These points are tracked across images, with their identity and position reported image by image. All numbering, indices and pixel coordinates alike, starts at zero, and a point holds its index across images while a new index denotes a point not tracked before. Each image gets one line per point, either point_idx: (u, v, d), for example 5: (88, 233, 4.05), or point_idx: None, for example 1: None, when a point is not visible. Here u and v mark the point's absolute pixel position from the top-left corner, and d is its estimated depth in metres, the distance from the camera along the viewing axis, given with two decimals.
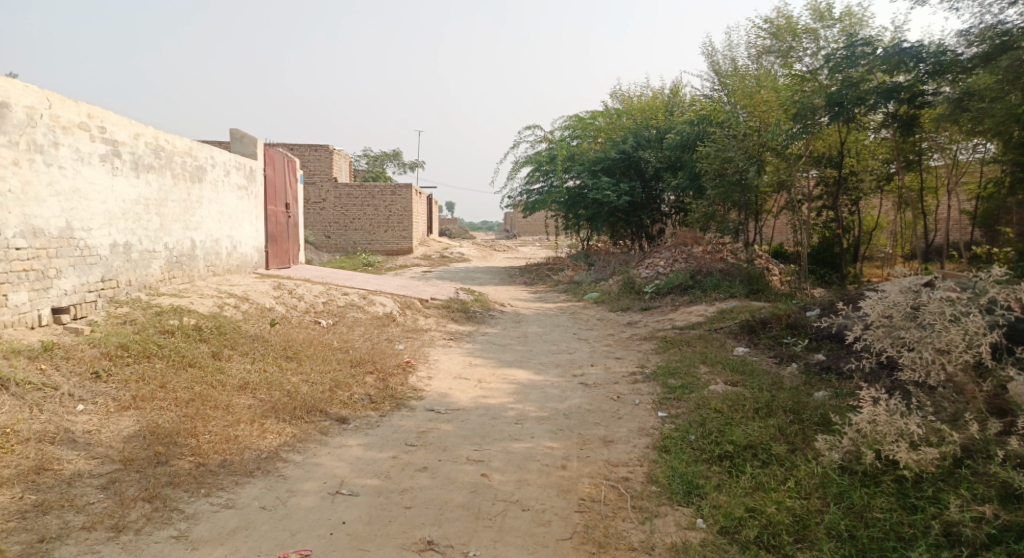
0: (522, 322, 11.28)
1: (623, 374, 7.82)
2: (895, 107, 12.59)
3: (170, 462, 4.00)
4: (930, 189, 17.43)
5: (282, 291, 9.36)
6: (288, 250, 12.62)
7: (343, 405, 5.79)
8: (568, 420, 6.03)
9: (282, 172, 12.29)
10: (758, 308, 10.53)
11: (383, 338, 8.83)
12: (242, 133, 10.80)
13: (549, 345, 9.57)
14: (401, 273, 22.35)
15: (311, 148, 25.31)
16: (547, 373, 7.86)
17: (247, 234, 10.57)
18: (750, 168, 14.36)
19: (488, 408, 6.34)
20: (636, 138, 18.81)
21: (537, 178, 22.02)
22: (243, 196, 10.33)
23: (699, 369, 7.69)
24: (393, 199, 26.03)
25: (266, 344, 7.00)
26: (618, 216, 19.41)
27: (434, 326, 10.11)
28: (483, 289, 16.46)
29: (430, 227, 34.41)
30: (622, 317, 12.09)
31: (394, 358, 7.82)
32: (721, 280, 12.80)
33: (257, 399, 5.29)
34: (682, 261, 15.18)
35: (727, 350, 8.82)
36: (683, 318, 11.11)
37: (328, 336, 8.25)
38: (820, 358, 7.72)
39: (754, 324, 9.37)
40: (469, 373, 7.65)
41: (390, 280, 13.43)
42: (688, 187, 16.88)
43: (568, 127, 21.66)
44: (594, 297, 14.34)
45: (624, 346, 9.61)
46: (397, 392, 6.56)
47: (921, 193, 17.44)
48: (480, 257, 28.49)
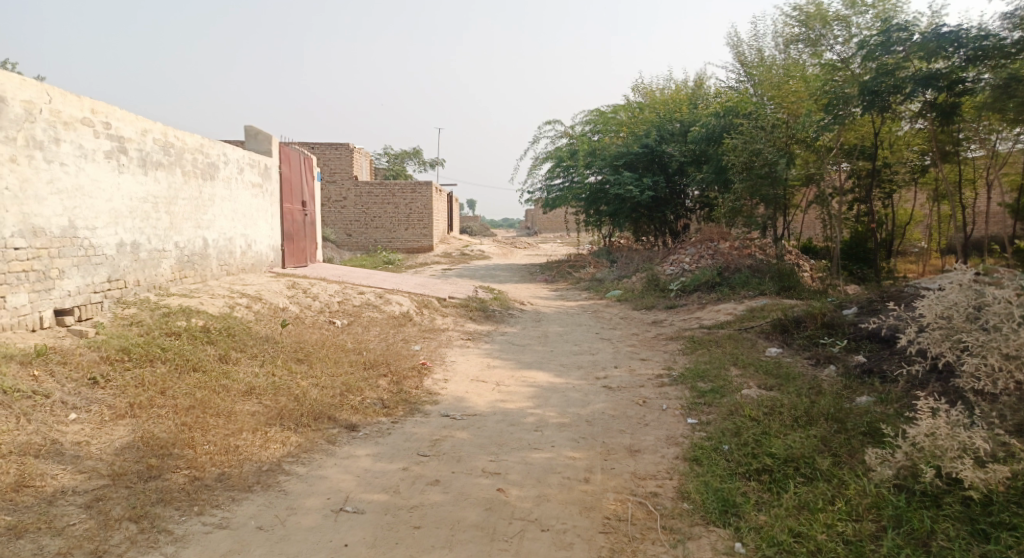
0: (543, 321, 10.95)
1: (649, 376, 7.46)
2: (933, 95, 12.06)
3: (163, 477, 3.74)
4: (967, 181, 16.81)
5: (296, 290, 9.13)
6: (305, 248, 12.41)
7: (353, 410, 5.51)
8: (591, 427, 5.70)
9: (299, 168, 12.07)
10: (789, 306, 10.11)
11: (399, 339, 8.56)
12: (257, 129, 10.58)
13: (570, 345, 9.24)
14: (422, 271, 22.11)
15: (331, 146, 25.16)
16: (569, 376, 7.53)
17: (262, 232, 10.35)
18: (780, 160, 13.87)
19: (506, 413, 6.03)
20: (660, 132, 18.36)
21: (558, 174, 21.65)
22: (258, 193, 10.10)
23: (730, 371, 7.31)
24: (413, 196, 25.81)
25: (278, 345, 6.75)
26: (641, 212, 18.98)
27: (452, 326, 9.83)
28: (503, 287, 16.14)
29: (451, 224, 34.18)
30: (647, 315, 11.72)
31: (410, 359, 7.55)
32: (750, 276, 12.35)
33: (262, 405, 5.03)
34: (709, 257, 14.74)
35: (758, 351, 8.42)
36: (710, 317, 10.70)
37: (343, 338, 7.99)
38: (860, 360, 7.31)
39: (787, 323, 8.96)
40: (488, 376, 7.34)
41: (408, 278, 13.17)
42: (714, 181, 16.41)
43: (590, 121, 21.26)
44: (617, 295, 13.96)
45: (649, 346, 9.24)
46: (412, 396, 6.28)
47: (953, 185, 16.87)
48: (501, 254, 28.20)
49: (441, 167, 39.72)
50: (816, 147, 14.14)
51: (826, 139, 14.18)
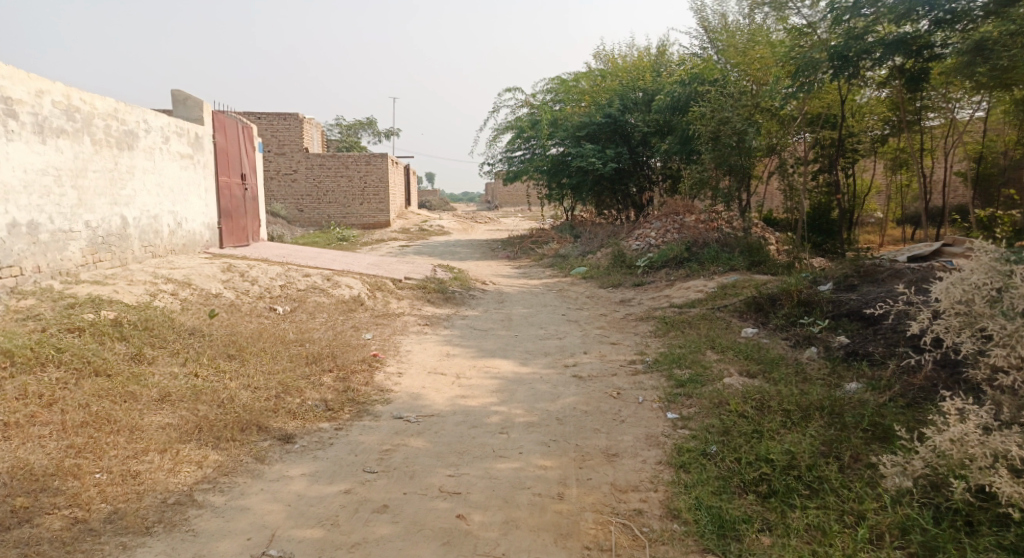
0: (505, 302, 10.29)
1: (622, 363, 6.86)
2: (903, 60, 11.64)
3: (34, 522, 3.05)
4: (927, 151, 16.62)
5: (233, 273, 8.28)
6: (246, 226, 11.48)
7: (290, 416, 4.78)
8: (562, 427, 5.06)
9: (237, 139, 11.14)
10: (762, 282, 9.61)
11: (347, 327, 7.79)
12: (186, 95, 9.75)
13: (535, 329, 8.59)
14: (378, 248, 21.22)
15: (280, 117, 23.89)
16: (535, 365, 6.88)
17: (194, 209, 9.45)
18: (749, 129, 13.33)
19: (467, 412, 5.35)
20: (623, 101, 17.70)
21: (518, 145, 20.87)
22: (187, 166, 9.20)
23: (708, 356, 6.75)
24: (368, 169, 24.77)
25: (205, 339, 5.96)
26: (603, 184, 18.41)
27: (408, 310, 9.08)
28: (463, 265, 15.41)
29: (408, 200, 33.15)
30: (614, 294, 11.14)
31: (359, 350, 6.80)
32: (718, 251, 11.85)
33: (178, 415, 4.27)
34: (675, 231, 14.24)
35: (735, 332, 7.89)
36: (681, 295, 10.16)
37: (284, 327, 7.21)
38: (844, 341, 6.80)
39: (762, 301, 8.42)
40: (446, 367, 6.64)
41: (362, 257, 12.35)
42: (679, 152, 15.88)
43: (550, 90, 20.47)
44: (582, 272, 13.37)
45: (618, 328, 8.65)
46: (359, 395, 5.55)
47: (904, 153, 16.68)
48: (460, 229, 27.38)
49: (396, 138, 38.51)
50: (781, 117, 13.68)
51: (792, 107, 13.71)
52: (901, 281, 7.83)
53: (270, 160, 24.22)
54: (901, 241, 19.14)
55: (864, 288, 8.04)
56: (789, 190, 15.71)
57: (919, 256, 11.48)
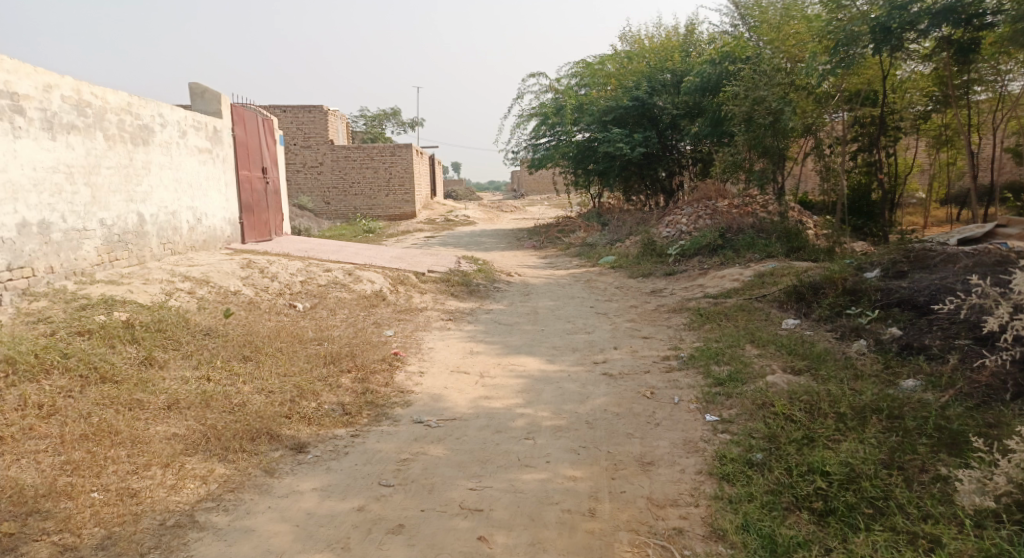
0: (532, 295, 9.97)
1: (655, 359, 6.51)
2: (952, 30, 11.06)
3: (21, 550, 2.90)
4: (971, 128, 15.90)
5: (253, 269, 8.07)
6: (267, 220, 11.31)
7: (304, 423, 4.53)
8: (592, 432, 4.74)
9: (256, 131, 10.98)
10: (802, 269, 9.14)
11: (369, 324, 7.54)
12: (204, 88, 9.54)
13: (564, 323, 8.26)
14: (404, 239, 21.03)
15: (304, 109, 23.75)
16: (563, 362, 6.56)
17: (215, 204, 9.27)
18: (785, 108, 12.75)
19: (491, 415, 5.06)
20: (651, 83, 17.17)
21: (543, 132, 20.44)
22: (206, 160, 9.02)
23: (747, 352, 6.35)
24: (393, 160, 24.56)
25: (222, 340, 5.73)
26: (631, 169, 17.97)
27: (431, 304, 8.81)
28: (489, 255, 15.12)
29: (433, 189, 32.92)
30: (644, 284, 10.76)
31: (381, 349, 6.54)
32: (753, 237, 11.38)
33: (185, 424, 4.05)
34: (707, 217, 13.76)
35: (775, 324, 7.48)
36: (715, 284, 9.73)
37: (304, 325, 6.98)
38: (894, 333, 6.38)
39: (803, 291, 7.97)
40: (469, 366, 6.36)
41: (385, 250, 12.12)
42: (710, 134, 15.36)
43: (576, 73, 19.85)
44: (611, 261, 12.99)
45: (650, 321, 8.28)
46: (379, 397, 5.29)
47: (947, 129, 15.92)
48: (486, 219, 27.08)
49: (421, 127, 38.27)
50: (817, 96, 13.10)
51: (830, 85, 13.11)
52: (955, 267, 7.32)
53: (295, 153, 24.12)
54: (944, 222, 18.37)
55: (915, 275, 7.54)
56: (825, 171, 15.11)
57: (969, 238, 10.89)
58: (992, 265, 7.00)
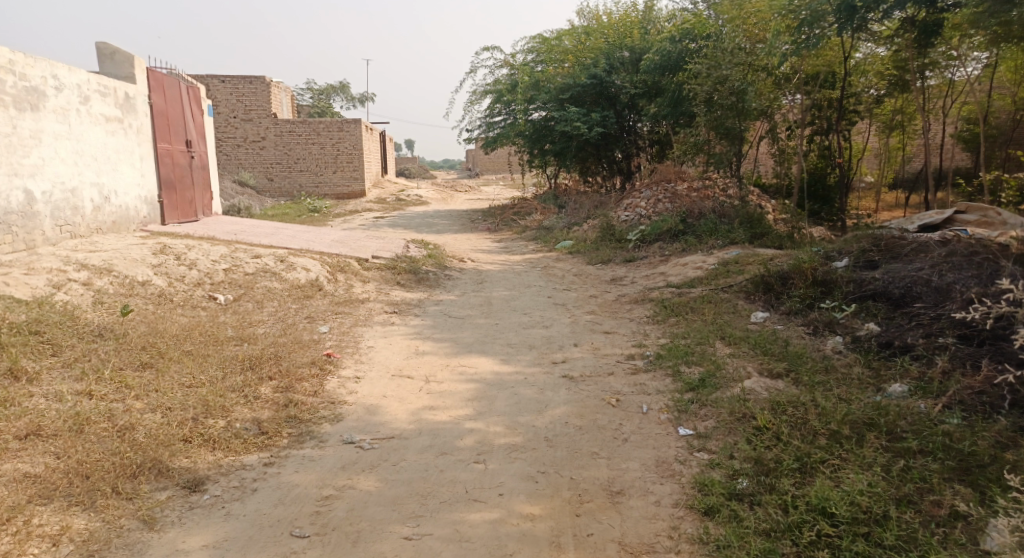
0: (485, 283, 9.26)
1: (619, 360, 5.86)
2: (914, 11, 10.64)
3: None
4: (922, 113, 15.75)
5: (169, 255, 7.18)
6: (191, 199, 10.39)
7: (205, 449, 3.78)
8: (551, 452, 4.07)
9: (177, 101, 10.06)
10: (769, 257, 8.61)
11: (300, 319, 6.73)
12: (114, 49, 8.70)
13: (518, 316, 7.58)
14: (350, 220, 20.03)
15: (245, 80, 22.39)
16: (518, 363, 5.87)
17: (126, 180, 8.42)
18: (747, 87, 12.24)
19: (435, 432, 4.35)
20: (609, 60, 16.49)
21: (497, 109, 19.63)
22: (116, 130, 8.17)
23: (718, 351, 5.75)
24: (340, 136, 23.43)
25: (117, 343, 4.93)
26: (588, 150, 17.43)
27: (374, 295, 8.03)
28: (441, 238, 14.34)
29: (385, 168, 31.81)
30: (604, 271, 10.16)
31: (312, 349, 5.76)
32: (716, 222, 10.84)
33: (44, 459, 3.37)
34: (667, 200, 13.25)
35: (744, 317, 6.92)
36: (678, 273, 9.16)
37: (223, 322, 6.17)
38: (873, 329, 5.85)
39: (772, 281, 7.40)
40: (413, 369, 5.63)
41: (327, 233, 11.22)
42: (670, 114, 14.80)
43: (531, 49, 18.97)
44: (569, 246, 12.37)
45: (612, 314, 7.66)
46: (303, 410, 4.54)
47: (900, 114, 15.66)
48: (439, 199, 26.14)
49: (371, 103, 36.92)
50: (776, 77, 12.68)
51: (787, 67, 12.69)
52: (930, 256, 6.84)
53: (235, 126, 22.79)
54: (900, 206, 18.24)
55: (888, 264, 7.02)
56: (781, 154, 14.69)
57: (930, 224, 10.56)
58: (967, 255, 6.53)
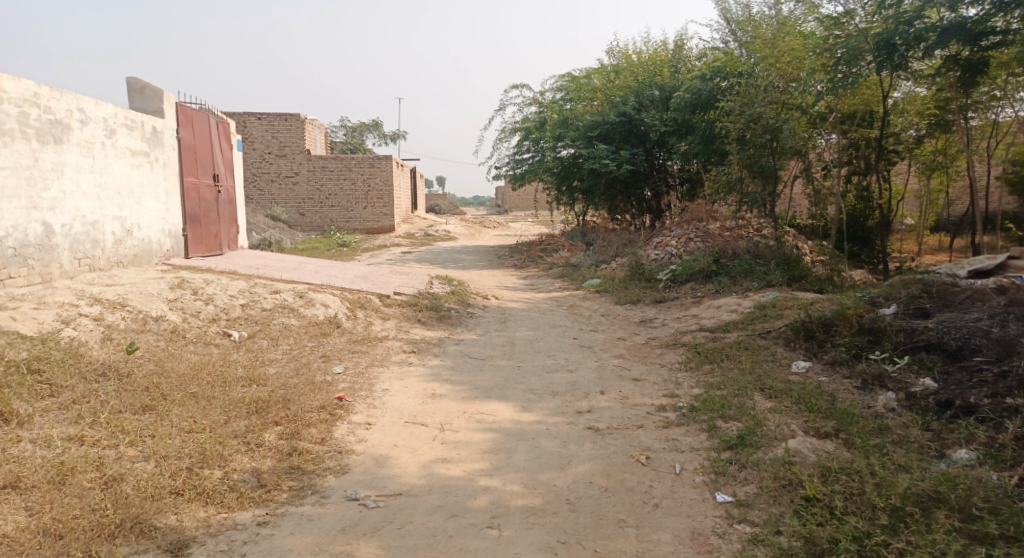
0: (509, 322, 8.94)
1: (648, 410, 5.47)
2: (959, 49, 10.26)
3: None
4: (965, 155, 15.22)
5: (186, 289, 7.00)
6: (216, 232, 10.28)
7: (197, 504, 3.49)
8: (574, 517, 3.71)
9: (206, 134, 10.01)
10: (809, 302, 8.17)
11: (315, 358, 6.46)
12: (145, 84, 8.58)
13: (542, 358, 7.23)
14: (377, 254, 19.94)
15: (279, 116, 22.65)
16: (540, 411, 5.51)
17: (150, 214, 8.28)
18: (783, 125, 11.87)
19: (448, 490, 4.01)
20: (638, 98, 16.26)
21: (525, 146, 19.50)
22: (141, 163, 8.05)
23: (756, 404, 5.33)
24: (371, 171, 23.53)
25: (120, 383, 4.68)
26: (617, 188, 17.15)
27: (393, 333, 7.76)
28: (466, 274, 14.10)
29: (414, 203, 31.90)
30: (632, 312, 9.79)
31: (324, 392, 5.47)
32: (750, 263, 10.41)
33: (15, 517, 3.15)
34: (699, 239, 12.87)
35: (784, 366, 6.48)
36: (711, 316, 8.74)
37: (235, 360, 5.92)
38: (929, 385, 5.39)
39: (813, 327, 6.96)
40: (429, 415, 5.30)
41: (350, 267, 11.05)
42: (701, 153, 14.48)
43: (561, 87, 18.85)
44: (596, 285, 12.03)
45: (641, 358, 7.27)
46: (308, 460, 4.23)
47: (941, 154, 15.13)
48: (467, 234, 26.05)
49: (402, 139, 37.25)
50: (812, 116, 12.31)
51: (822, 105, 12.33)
52: (986, 305, 6.38)
53: (269, 162, 23.01)
54: (941, 249, 17.58)
55: (940, 313, 6.55)
56: (815, 194, 14.25)
57: (979, 270, 10.01)
58: None
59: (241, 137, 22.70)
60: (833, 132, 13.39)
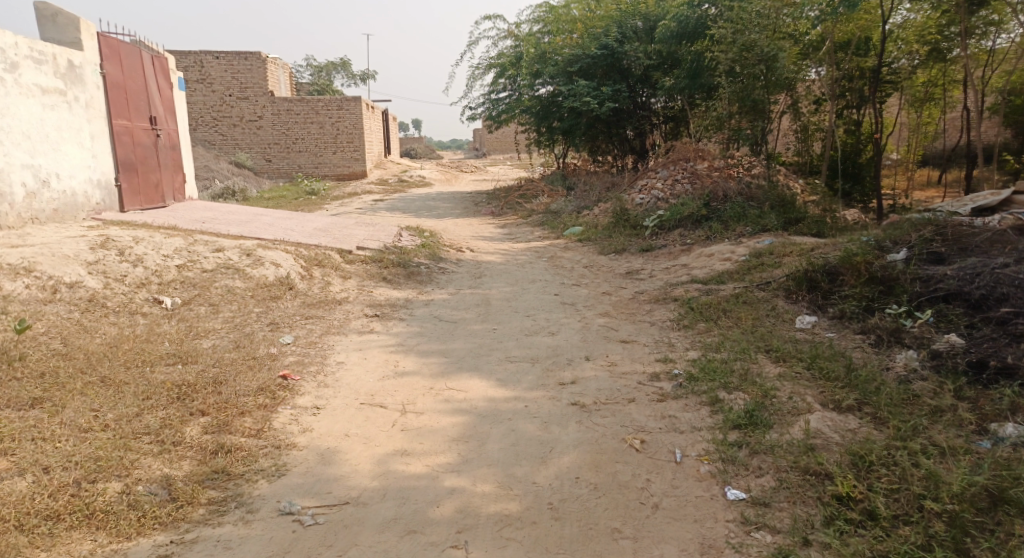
0: (484, 278, 8.21)
1: (640, 380, 4.79)
2: None
3: None
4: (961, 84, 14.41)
5: (111, 249, 6.17)
6: (156, 182, 9.38)
7: (83, 531, 2.89)
8: (557, 528, 3.08)
9: (135, 72, 9.06)
10: (809, 249, 7.47)
11: (259, 327, 5.69)
12: (56, 10, 7.76)
13: (520, 320, 6.51)
14: (347, 202, 18.96)
15: (240, 56, 21.24)
16: (517, 385, 4.81)
17: (72, 162, 7.47)
18: (778, 53, 11.01)
19: (406, 494, 3.34)
20: (620, 29, 15.23)
21: (501, 85, 18.43)
22: (57, 103, 7.25)
23: (762, 369, 4.65)
24: (340, 114, 22.34)
25: (7, 370, 3.95)
26: (598, 127, 16.25)
27: (354, 295, 7.01)
28: (440, 223, 13.29)
29: (388, 148, 30.69)
30: (617, 262, 9.10)
31: (267, 369, 4.73)
32: (742, 205, 9.68)
33: None
34: (685, 180, 12.13)
35: (788, 322, 5.81)
36: (702, 265, 8.05)
37: (162, 333, 5.16)
38: (955, 341, 4.72)
39: (817, 277, 6.25)
40: (388, 394, 4.57)
41: (311, 220, 10.18)
42: (688, 87, 13.62)
43: (537, 19, 17.57)
44: (577, 232, 11.30)
45: (629, 316, 6.58)
46: (236, 459, 3.50)
47: (935, 88, 14.38)
48: (443, 180, 25.03)
49: (373, 81, 35.69)
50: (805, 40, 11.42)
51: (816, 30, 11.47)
52: (1010, 248, 5.69)
53: (232, 105, 21.65)
54: (931, 185, 17.00)
55: (958, 258, 5.87)
56: (802, 131, 13.49)
57: (985, 207, 9.37)
58: None
59: (200, 79, 21.31)
60: (824, 62, 12.54)
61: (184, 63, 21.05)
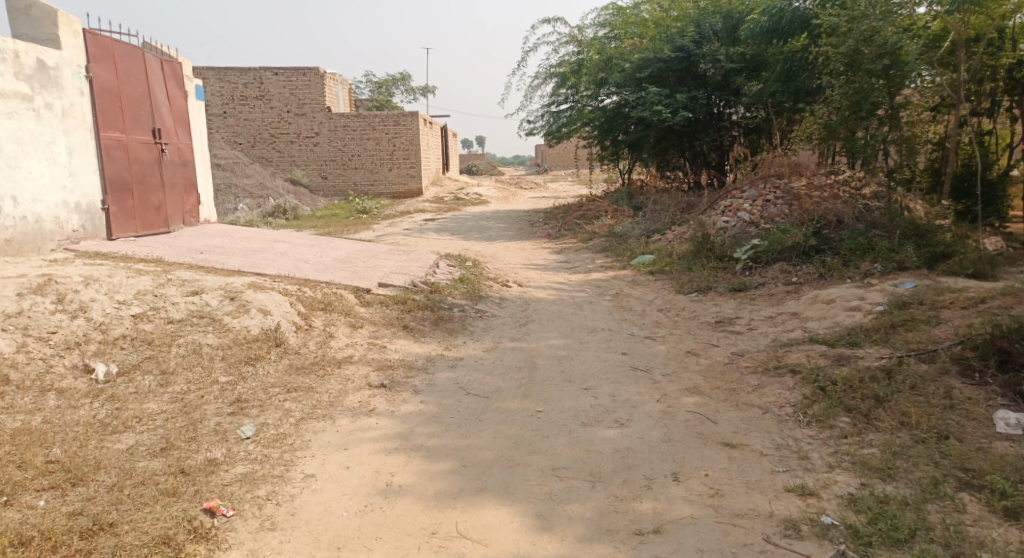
0: (534, 325, 6.50)
1: (768, 535, 3.06)
2: None
3: None
4: None
5: (46, 294, 4.63)
6: (160, 204, 7.99)
7: None
8: None
9: (140, 76, 7.72)
10: (976, 302, 5.52)
11: (215, 409, 4.09)
12: (30, 1, 6.46)
13: (578, 397, 4.75)
14: (397, 222, 17.63)
15: (299, 71, 20.24)
16: (566, 531, 3.14)
17: (35, 181, 6.14)
18: (905, 46, 8.92)
19: None
20: (698, 29, 13.39)
21: (562, 96, 16.72)
22: (15, 111, 5.96)
23: (986, 531, 2.93)
24: (397, 130, 21.10)
25: None
26: (670, 140, 14.32)
27: (362, 352, 5.39)
28: (492, 248, 11.68)
29: (445, 164, 29.42)
30: (702, 304, 7.27)
31: (190, 493, 3.16)
32: (864, 235, 7.70)
33: None
34: (779, 200, 10.16)
35: (978, 419, 3.93)
36: (820, 316, 6.15)
37: (63, 432, 3.57)
38: None
39: (1015, 350, 4.33)
40: (360, 552, 2.98)
41: (336, 248, 8.71)
42: (778, 93, 11.61)
43: (603, 22, 15.81)
44: (648, 261, 9.49)
45: (730, 395, 4.75)
46: None
47: None
48: (501, 198, 23.46)
49: (432, 95, 34.63)
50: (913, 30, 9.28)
51: (939, 13, 9.35)
52: None
53: (289, 121, 20.65)
54: None
55: None
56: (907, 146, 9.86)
57: None
58: None
59: (259, 95, 20.43)
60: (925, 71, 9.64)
61: (243, 79, 20.19)
